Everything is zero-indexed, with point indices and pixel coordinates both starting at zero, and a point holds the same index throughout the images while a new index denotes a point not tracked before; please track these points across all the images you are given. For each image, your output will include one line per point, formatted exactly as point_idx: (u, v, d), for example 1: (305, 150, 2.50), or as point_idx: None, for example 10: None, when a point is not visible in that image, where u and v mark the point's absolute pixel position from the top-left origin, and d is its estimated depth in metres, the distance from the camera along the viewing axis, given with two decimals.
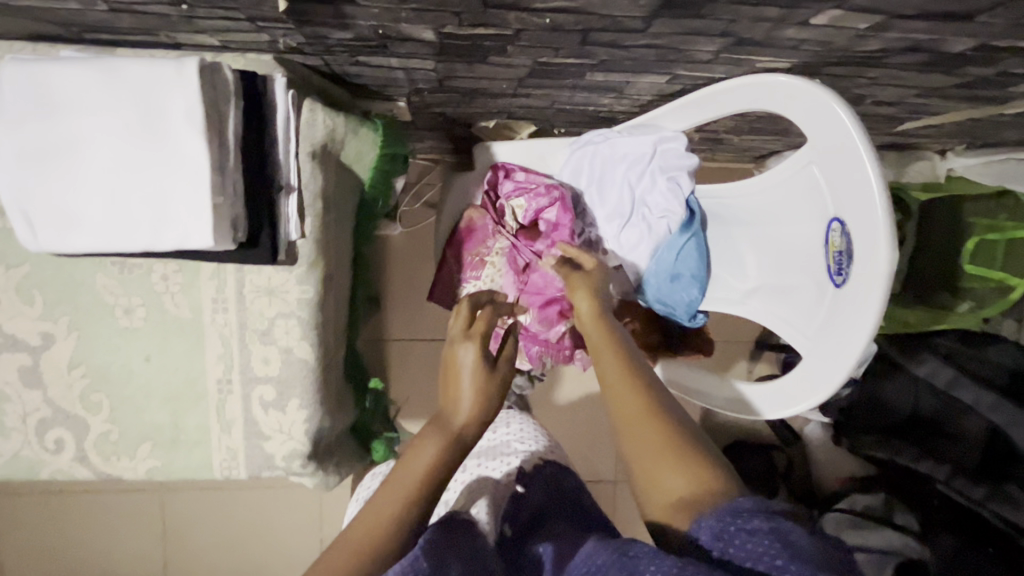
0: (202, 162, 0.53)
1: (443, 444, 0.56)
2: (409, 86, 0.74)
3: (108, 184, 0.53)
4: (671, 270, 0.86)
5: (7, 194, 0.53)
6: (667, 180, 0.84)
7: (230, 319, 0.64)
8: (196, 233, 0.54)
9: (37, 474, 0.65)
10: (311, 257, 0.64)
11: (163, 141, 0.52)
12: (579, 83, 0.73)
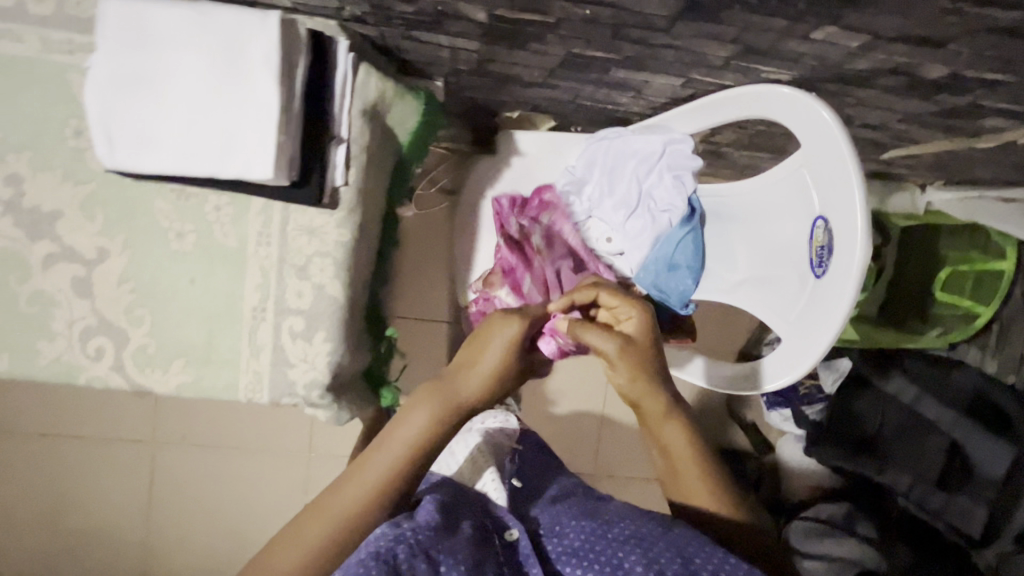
0: (272, 102, 0.60)
1: (441, 416, 0.67)
2: (451, 66, 0.82)
3: (186, 113, 0.60)
4: (668, 259, 0.94)
5: (93, 113, 0.60)
6: (672, 178, 0.93)
7: (272, 252, 0.70)
8: (259, 164, 0.61)
9: (74, 380, 0.70)
10: (351, 204, 0.71)
11: (241, 77, 0.59)
12: (604, 79, 0.81)
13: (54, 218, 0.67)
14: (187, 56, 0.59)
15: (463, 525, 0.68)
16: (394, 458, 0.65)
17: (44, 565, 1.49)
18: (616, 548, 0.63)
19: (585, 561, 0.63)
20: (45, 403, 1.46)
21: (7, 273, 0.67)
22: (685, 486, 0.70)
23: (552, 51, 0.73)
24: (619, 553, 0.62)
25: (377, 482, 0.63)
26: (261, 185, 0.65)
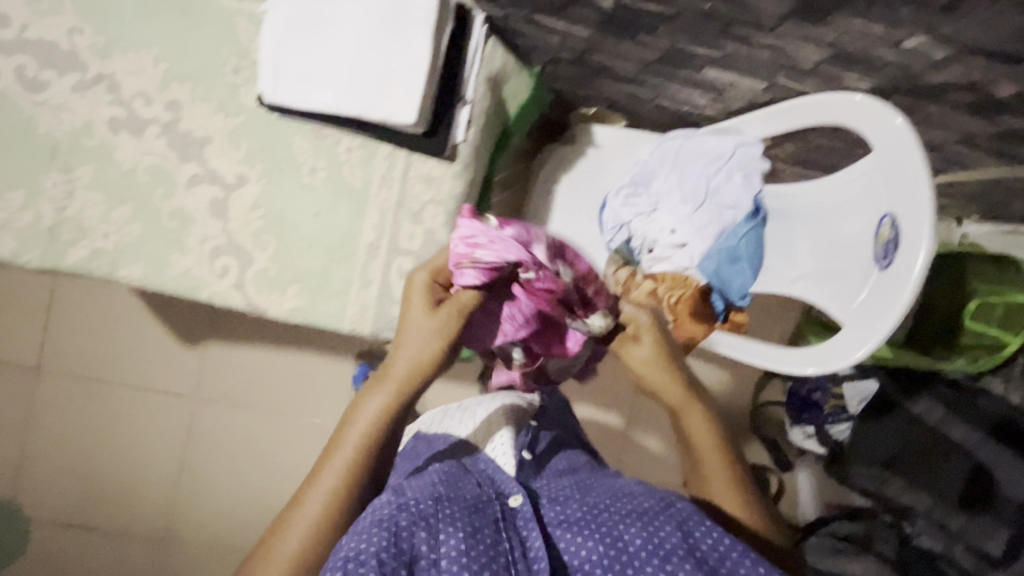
0: (423, 55, 0.67)
1: (394, 406, 0.69)
2: (555, 53, 0.91)
3: (347, 58, 0.67)
4: (731, 251, 1.01)
5: (266, 49, 0.67)
6: (741, 178, 1.01)
7: (392, 195, 0.77)
8: (405, 109, 0.68)
9: (197, 293, 0.76)
10: (466, 160, 0.78)
11: (401, 29, 0.67)
12: (693, 78, 0.90)
13: (203, 143, 0.74)
14: (357, 6, 0.67)
15: (467, 492, 0.69)
16: (356, 448, 0.66)
17: (73, 508, 1.52)
18: (616, 523, 0.65)
19: (584, 532, 0.65)
20: (98, 348, 1.51)
21: (154, 188, 0.74)
22: (710, 479, 0.74)
23: (656, 44, 0.81)
24: (618, 531, 0.64)
25: (342, 474, 0.64)
26: (398, 130, 0.73)
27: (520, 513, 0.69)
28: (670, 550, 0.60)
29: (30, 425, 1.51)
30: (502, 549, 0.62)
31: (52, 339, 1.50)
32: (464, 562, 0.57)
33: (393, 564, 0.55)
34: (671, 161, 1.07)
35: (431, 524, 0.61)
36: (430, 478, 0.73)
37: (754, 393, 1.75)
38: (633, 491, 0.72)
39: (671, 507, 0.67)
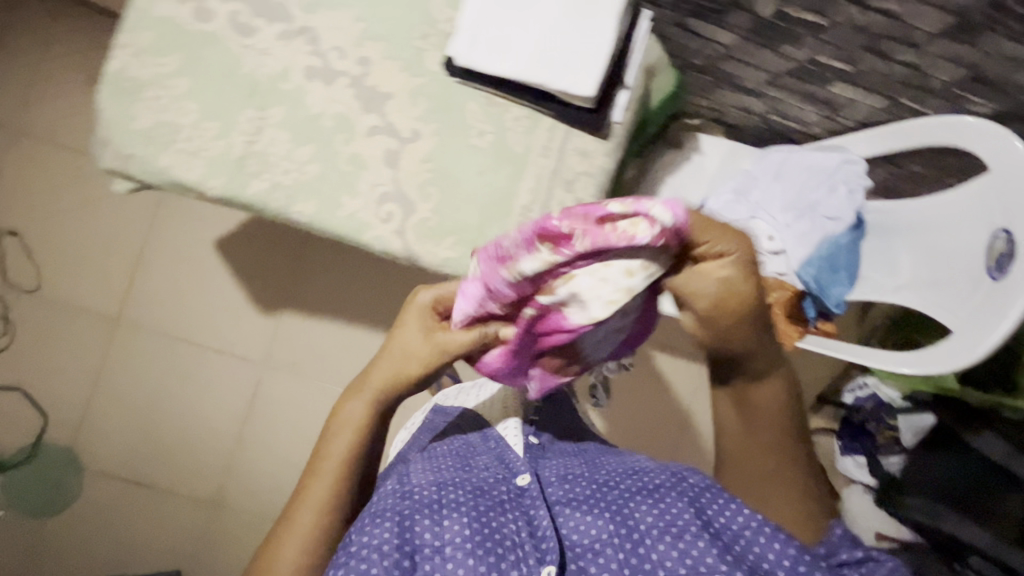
0: (610, 35, 0.74)
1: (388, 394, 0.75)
2: (688, 58, 0.98)
3: (540, 33, 0.75)
4: (830, 259, 1.06)
5: (469, 19, 0.75)
6: (846, 191, 1.06)
7: (549, 164, 0.83)
8: (586, 81, 0.74)
9: (360, 235, 0.81)
10: (618, 140, 0.84)
11: (592, 10, 0.74)
12: (817, 93, 0.97)
13: (386, 98, 0.80)
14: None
15: (476, 478, 0.82)
16: (348, 443, 0.74)
17: (132, 461, 1.54)
18: (628, 503, 0.75)
19: (590, 511, 0.77)
20: (178, 305, 1.56)
21: (336, 133, 0.80)
22: (759, 452, 0.72)
23: (795, 55, 0.89)
24: (627, 511, 0.74)
25: (337, 469, 0.73)
26: (568, 103, 0.79)
27: (528, 493, 0.81)
28: (683, 526, 0.69)
29: (102, 374, 1.54)
30: (508, 530, 0.75)
31: (137, 291, 1.55)
32: (467, 547, 0.70)
33: (399, 556, 0.69)
34: (773, 172, 1.13)
35: (434, 513, 0.74)
36: (442, 466, 0.85)
37: None
38: (640, 470, 0.81)
39: (683, 482, 0.74)
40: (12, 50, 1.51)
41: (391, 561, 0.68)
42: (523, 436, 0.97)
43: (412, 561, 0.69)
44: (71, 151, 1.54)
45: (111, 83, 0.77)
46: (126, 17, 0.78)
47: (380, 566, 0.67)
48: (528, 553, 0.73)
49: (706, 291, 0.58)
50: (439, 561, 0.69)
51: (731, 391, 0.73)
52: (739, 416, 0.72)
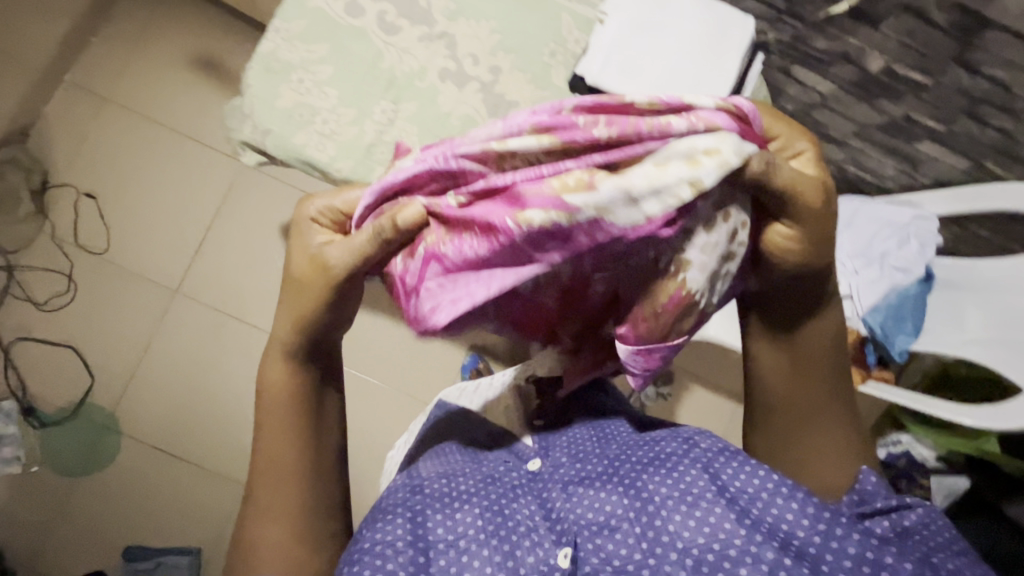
0: (730, 76, 0.83)
1: (296, 328, 0.65)
2: (780, 102, 1.04)
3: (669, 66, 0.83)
4: (897, 309, 1.10)
5: (604, 47, 0.84)
6: (917, 245, 1.10)
7: None
8: None
9: None
10: None
11: (719, 52, 0.84)
12: (903, 148, 1.02)
13: (510, 106, 0.85)
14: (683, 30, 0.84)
15: (486, 465, 0.77)
16: (288, 404, 0.68)
17: (170, 432, 1.54)
18: (638, 474, 0.68)
19: (606, 488, 0.68)
20: (236, 283, 1.59)
21: (460, 132, 0.84)
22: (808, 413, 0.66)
23: (890, 110, 0.95)
24: (640, 483, 0.67)
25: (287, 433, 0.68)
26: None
27: (541, 476, 0.74)
28: (698, 493, 0.63)
29: (153, 342, 1.56)
30: (519, 516, 0.69)
31: (199, 266, 1.59)
32: (480, 539, 0.67)
33: (412, 553, 0.65)
34: (845, 218, 1.17)
35: (446, 507, 0.70)
36: (450, 459, 0.80)
37: None
38: (653, 438, 0.72)
39: (694, 447, 0.68)
40: (117, 25, 1.59)
41: (407, 558, 0.64)
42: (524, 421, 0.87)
43: (427, 557, 0.65)
44: (155, 126, 1.60)
45: (259, 63, 0.83)
46: (283, 6, 0.84)
47: (395, 563, 0.63)
48: (541, 535, 0.67)
49: (782, 176, 0.49)
50: (453, 557, 0.66)
51: (778, 341, 0.65)
52: (787, 365, 0.65)
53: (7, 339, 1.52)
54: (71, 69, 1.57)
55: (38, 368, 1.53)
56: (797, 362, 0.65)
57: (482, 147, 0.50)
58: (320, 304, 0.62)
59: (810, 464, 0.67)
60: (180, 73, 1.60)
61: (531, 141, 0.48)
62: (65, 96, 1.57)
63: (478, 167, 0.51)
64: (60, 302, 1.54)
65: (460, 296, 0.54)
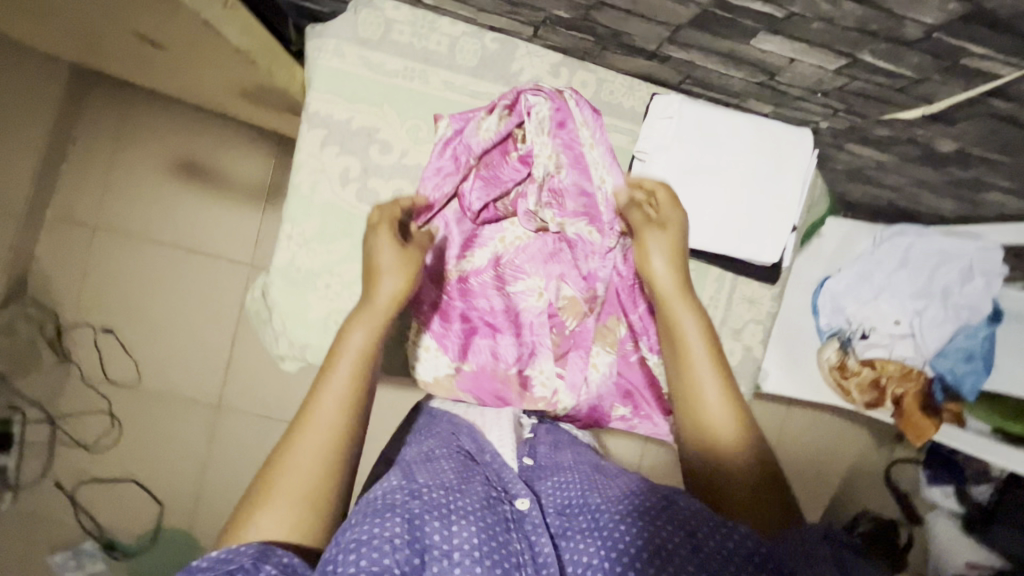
0: (793, 201, 0.75)
1: (382, 330, 0.66)
2: (831, 164, 0.95)
3: (726, 202, 0.75)
4: (967, 350, 1.06)
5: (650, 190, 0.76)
6: (982, 280, 1.04)
7: (718, 314, 0.83)
8: (769, 251, 0.76)
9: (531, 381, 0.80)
10: (784, 280, 0.85)
11: (781, 173, 0.75)
12: (969, 196, 0.94)
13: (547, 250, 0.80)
14: (742, 152, 0.74)
15: (477, 478, 0.62)
16: (350, 376, 0.62)
17: None
18: (614, 523, 0.57)
19: (589, 538, 0.56)
20: (278, 389, 1.57)
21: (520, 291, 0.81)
22: (687, 373, 0.68)
23: (958, 174, 0.86)
24: (619, 534, 0.55)
25: (341, 409, 0.61)
26: (743, 262, 0.80)
27: (528, 519, 0.59)
28: (673, 553, 0.53)
29: (209, 459, 1.57)
30: (513, 549, 0.54)
31: (233, 377, 1.56)
32: (475, 558, 0.51)
33: (408, 553, 0.50)
34: (901, 253, 1.10)
35: (444, 513, 0.54)
36: (440, 467, 0.62)
37: (886, 450, 1.80)
38: (632, 491, 0.61)
39: (672, 505, 0.57)
40: (83, 146, 1.48)
41: (401, 558, 0.49)
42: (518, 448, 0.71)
43: (419, 563, 0.50)
44: (149, 244, 1.51)
45: (279, 274, 0.76)
46: (289, 206, 0.76)
47: (391, 560, 0.49)
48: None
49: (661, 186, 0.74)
50: (445, 572, 0.50)
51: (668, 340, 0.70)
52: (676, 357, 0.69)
53: (70, 484, 1.54)
54: (50, 204, 1.47)
55: (107, 506, 1.55)
56: (677, 347, 0.69)
57: (477, 134, 0.74)
58: (393, 286, 0.67)
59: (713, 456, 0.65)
60: (161, 184, 1.50)
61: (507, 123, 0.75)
62: (53, 233, 1.49)
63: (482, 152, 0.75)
64: (110, 439, 1.54)
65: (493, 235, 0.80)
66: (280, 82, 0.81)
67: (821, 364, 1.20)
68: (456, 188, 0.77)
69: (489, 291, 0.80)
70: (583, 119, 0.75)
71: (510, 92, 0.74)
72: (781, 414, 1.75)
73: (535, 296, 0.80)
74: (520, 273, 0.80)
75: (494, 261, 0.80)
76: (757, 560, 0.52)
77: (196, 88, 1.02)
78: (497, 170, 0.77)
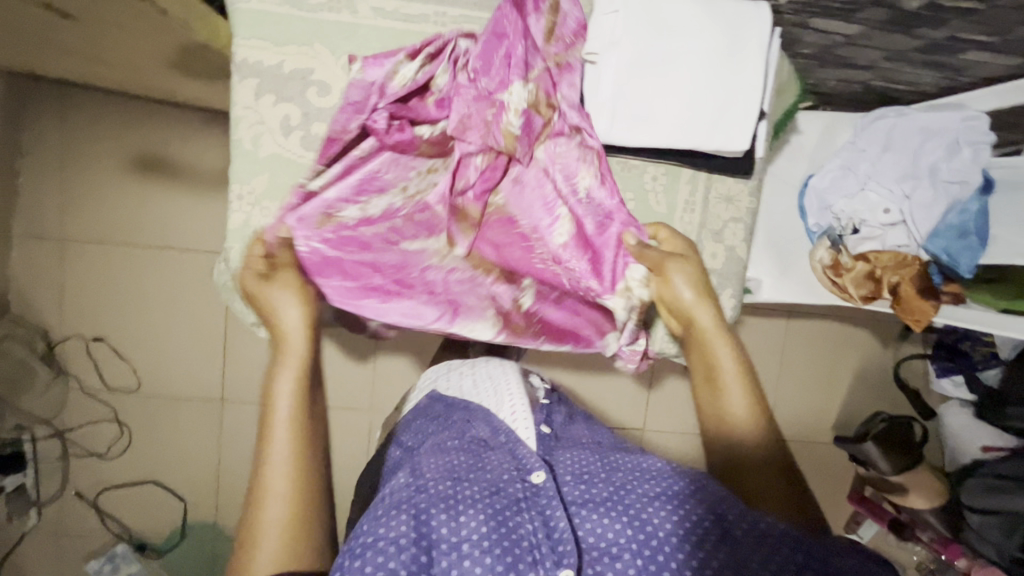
0: (757, 84, 0.71)
1: (306, 371, 0.73)
2: (798, 49, 0.91)
3: (686, 94, 0.71)
4: (959, 226, 1.02)
5: (607, 94, 0.73)
6: (970, 151, 1.00)
7: (695, 218, 0.82)
8: (738, 139, 0.72)
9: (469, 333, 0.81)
10: (760, 174, 0.83)
11: (743, 54, 0.71)
12: (946, 61, 0.90)
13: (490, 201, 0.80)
14: (696, 39, 0.70)
15: (494, 470, 0.68)
16: (290, 423, 0.68)
17: None
18: (643, 505, 0.63)
19: (609, 513, 0.63)
20: None
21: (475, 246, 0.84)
22: (721, 395, 0.72)
23: (931, 36, 0.82)
24: (643, 513, 0.62)
25: (290, 457, 0.67)
26: (716, 156, 0.77)
27: (544, 491, 0.65)
28: (702, 535, 0.60)
29: (222, 451, 1.58)
30: (525, 531, 0.61)
31: (232, 367, 1.55)
32: (485, 547, 0.58)
33: (415, 551, 0.57)
34: (882, 137, 1.07)
35: (450, 505, 0.61)
36: (454, 458, 0.70)
37: (892, 350, 1.79)
38: (651, 474, 0.67)
39: (704, 488, 0.64)
40: (35, 156, 1.43)
41: (407, 558, 0.57)
42: (534, 425, 0.78)
43: (427, 560, 0.57)
44: (120, 247, 1.48)
45: (236, 239, 0.76)
46: (234, 165, 0.74)
47: (398, 562, 0.56)
48: (546, 556, 0.59)
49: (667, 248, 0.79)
50: (455, 563, 0.57)
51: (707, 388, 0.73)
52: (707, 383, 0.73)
53: (91, 493, 1.56)
54: (17, 220, 1.45)
55: (131, 510, 1.57)
56: (716, 378, 0.73)
57: (393, 78, 0.72)
58: (302, 322, 0.74)
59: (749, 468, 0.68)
60: (122, 183, 1.46)
61: (425, 64, 0.72)
62: (24, 250, 1.46)
63: (399, 96, 0.72)
64: (122, 445, 1.56)
65: (400, 192, 0.78)
66: (206, 39, 0.77)
67: (814, 266, 1.15)
68: (376, 138, 0.74)
69: (382, 245, 0.78)
70: (523, 51, 0.70)
71: (438, 38, 0.72)
72: (784, 329, 1.73)
73: (434, 257, 0.79)
74: (420, 231, 0.79)
75: (391, 213, 0.77)
76: (777, 534, 0.59)
77: (129, 66, 0.97)
78: (417, 115, 0.74)
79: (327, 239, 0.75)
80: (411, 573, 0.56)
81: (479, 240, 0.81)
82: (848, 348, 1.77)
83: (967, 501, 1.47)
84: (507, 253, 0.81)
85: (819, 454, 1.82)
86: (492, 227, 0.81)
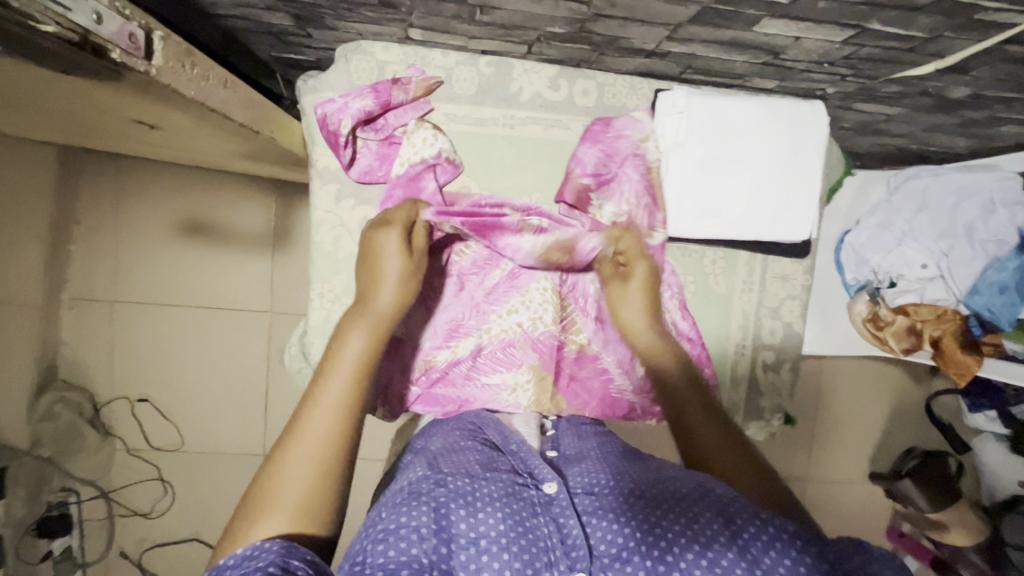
0: (817, 177, 0.80)
1: (376, 336, 0.66)
2: (839, 123, 0.95)
3: (755, 188, 0.79)
4: (999, 283, 1.04)
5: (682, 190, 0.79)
6: (1007, 211, 1.03)
7: (753, 297, 0.88)
8: (802, 229, 0.81)
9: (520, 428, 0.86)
10: (813, 253, 0.89)
11: (803, 151, 0.79)
12: (983, 132, 0.93)
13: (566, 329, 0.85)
14: (762, 137, 0.78)
15: (501, 472, 0.63)
16: (347, 384, 0.61)
17: None
18: (650, 513, 0.58)
19: (618, 518, 0.58)
20: None
21: None
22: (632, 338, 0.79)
23: (970, 115, 0.85)
24: (655, 518, 0.57)
25: (335, 416, 0.59)
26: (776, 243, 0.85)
27: (557, 502, 0.61)
28: (713, 535, 0.54)
29: None
30: (541, 534, 0.56)
31: (274, 420, 1.57)
32: (503, 544, 0.54)
33: (435, 542, 0.53)
34: (917, 197, 1.11)
35: (469, 501, 0.57)
36: (465, 458, 0.65)
37: (924, 386, 1.80)
38: (668, 477, 0.64)
39: (709, 493, 0.59)
40: (85, 225, 1.48)
41: (428, 547, 0.52)
42: (541, 443, 0.74)
43: (446, 552, 0.53)
44: (161, 309, 1.52)
45: (318, 334, 0.81)
46: (318, 264, 0.80)
47: (418, 550, 0.51)
48: (560, 560, 0.54)
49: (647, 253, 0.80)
50: (473, 559, 0.53)
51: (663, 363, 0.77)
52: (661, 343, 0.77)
53: (135, 552, 1.56)
54: (64, 286, 1.48)
55: (176, 570, 1.57)
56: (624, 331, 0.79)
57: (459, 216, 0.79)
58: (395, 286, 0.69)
59: (716, 444, 0.67)
60: (165, 246, 1.50)
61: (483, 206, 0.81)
62: (72, 315, 1.50)
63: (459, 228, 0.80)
64: (166, 503, 1.56)
65: (457, 324, 0.82)
66: (281, 140, 0.82)
67: (853, 318, 1.20)
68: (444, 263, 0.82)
69: (462, 381, 0.81)
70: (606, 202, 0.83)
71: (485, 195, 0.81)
72: (816, 369, 1.75)
73: (507, 391, 0.81)
74: (499, 366, 0.81)
75: (479, 351, 0.82)
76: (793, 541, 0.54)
77: (191, 152, 1.00)
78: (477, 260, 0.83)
79: (420, 384, 0.82)
80: (432, 565, 0.51)
81: (552, 375, 0.82)
82: (881, 383, 1.79)
83: (1005, 536, 1.48)
84: (572, 389, 0.84)
85: (855, 490, 1.81)
86: (565, 363, 0.84)
